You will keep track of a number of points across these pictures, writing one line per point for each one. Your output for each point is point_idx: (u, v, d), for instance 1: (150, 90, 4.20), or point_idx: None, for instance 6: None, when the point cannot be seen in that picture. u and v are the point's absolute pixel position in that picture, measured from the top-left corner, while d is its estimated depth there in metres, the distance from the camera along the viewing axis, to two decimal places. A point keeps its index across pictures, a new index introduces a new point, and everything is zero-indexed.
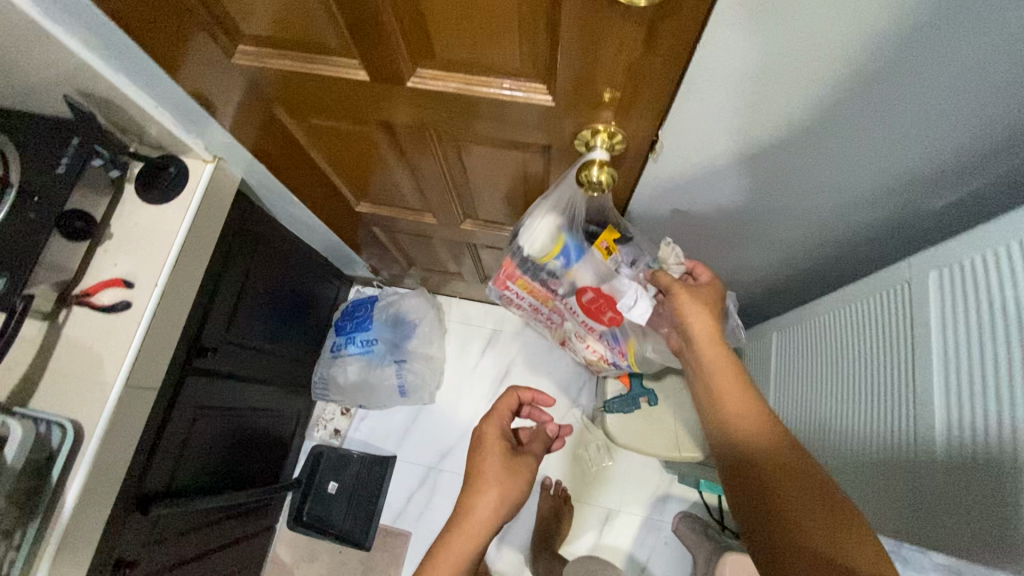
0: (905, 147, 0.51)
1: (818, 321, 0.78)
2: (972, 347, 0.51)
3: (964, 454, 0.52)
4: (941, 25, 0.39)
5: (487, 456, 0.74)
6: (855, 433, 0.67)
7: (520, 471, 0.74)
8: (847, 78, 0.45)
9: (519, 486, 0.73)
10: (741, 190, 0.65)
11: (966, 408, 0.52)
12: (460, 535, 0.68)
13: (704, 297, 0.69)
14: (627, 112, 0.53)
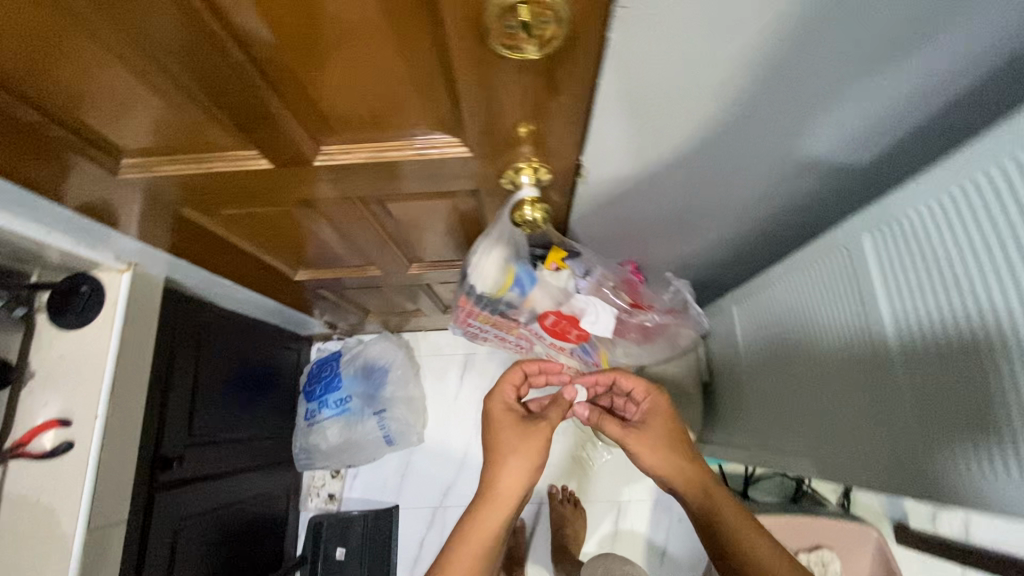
0: (812, 119, 0.53)
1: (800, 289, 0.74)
2: (916, 291, 0.53)
3: (928, 396, 0.52)
4: (822, 12, 0.40)
5: (501, 428, 0.68)
6: (849, 390, 0.64)
7: (534, 437, 0.66)
8: (748, 73, 0.46)
9: (539, 451, 0.66)
10: (676, 188, 0.66)
11: (921, 349, 0.53)
12: (486, 507, 0.64)
13: (657, 424, 0.71)
14: (545, 147, 0.53)
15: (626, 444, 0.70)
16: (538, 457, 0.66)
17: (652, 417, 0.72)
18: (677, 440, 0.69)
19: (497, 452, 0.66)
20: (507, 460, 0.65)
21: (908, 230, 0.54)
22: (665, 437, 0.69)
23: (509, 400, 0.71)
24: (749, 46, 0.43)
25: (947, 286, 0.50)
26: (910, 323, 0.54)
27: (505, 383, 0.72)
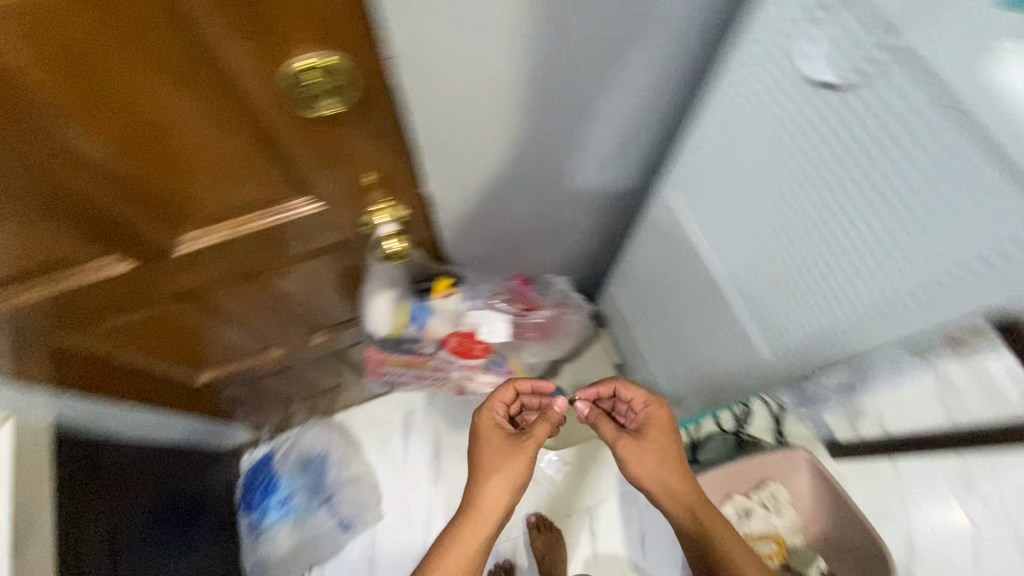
0: (595, 115, 0.63)
1: (697, 262, 0.71)
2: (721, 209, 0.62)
3: (800, 276, 0.58)
4: (550, 34, 0.50)
5: (488, 444, 0.71)
6: (752, 304, 0.67)
7: (517, 457, 0.69)
8: (520, 90, 0.55)
9: (522, 472, 0.68)
10: (526, 201, 0.75)
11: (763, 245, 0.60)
12: (468, 525, 0.65)
13: (655, 433, 0.71)
14: (389, 184, 0.60)
15: (614, 445, 0.71)
16: (520, 480, 0.68)
17: (652, 430, 0.71)
18: (671, 459, 0.69)
19: (482, 472, 0.68)
20: (489, 480, 0.67)
21: (743, 155, 0.55)
22: (658, 449, 0.69)
23: (497, 418, 0.73)
24: (508, 71, 0.52)
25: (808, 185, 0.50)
26: (768, 229, 0.58)
27: (495, 401, 0.75)
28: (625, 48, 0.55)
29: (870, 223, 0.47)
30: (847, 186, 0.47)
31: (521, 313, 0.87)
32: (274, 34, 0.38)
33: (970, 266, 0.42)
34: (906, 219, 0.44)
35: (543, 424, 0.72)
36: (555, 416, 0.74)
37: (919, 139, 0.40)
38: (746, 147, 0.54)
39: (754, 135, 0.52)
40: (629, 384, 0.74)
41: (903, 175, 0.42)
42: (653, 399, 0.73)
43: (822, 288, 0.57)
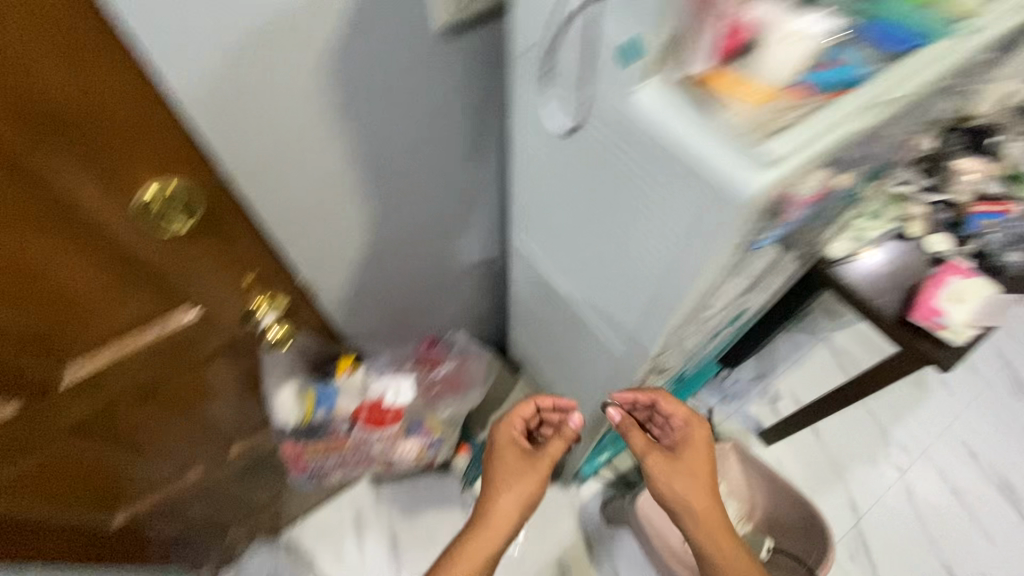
0: (435, 188, 0.75)
1: (549, 288, 0.82)
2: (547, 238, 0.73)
3: (596, 285, 0.68)
4: (368, 135, 0.62)
5: (503, 458, 0.80)
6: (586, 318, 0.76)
7: (531, 471, 0.79)
8: (356, 179, 0.66)
9: (533, 486, 0.77)
10: (398, 271, 0.84)
11: (573, 263, 0.71)
12: (481, 530, 0.73)
13: (685, 451, 0.77)
14: (261, 279, 0.68)
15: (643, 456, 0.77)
16: (531, 493, 0.77)
17: (686, 449, 0.77)
18: (698, 477, 0.75)
19: (499, 484, 0.77)
20: (504, 492, 0.76)
21: (542, 192, 0.67)
22: (688, 468, 0.75)
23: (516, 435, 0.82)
24: (339, 167, 0.63)
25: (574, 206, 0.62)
26: (571, 248, 0.68)
27: (514, 418, 0.84)
28: (438, 132, 0.67)
29: (608, 231, 0.58)
30: (594, 204, 0.58)
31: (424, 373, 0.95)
32: (121, 176, 0.46)
33: (660, 253, 0.52)
34: (622, 218, 0.55)
35: (558, 441, 0.85)
36: (570, 433, 0.86)
37: (603, 159, 0.52)
38: (540, 186, 0.67)
39: (539, 176, 0.65)
40: (669, 404, 0.81)
41: (613, 188, 0.53)
42: (691, 419, 0.80)
43: (615, 293, 0.65)
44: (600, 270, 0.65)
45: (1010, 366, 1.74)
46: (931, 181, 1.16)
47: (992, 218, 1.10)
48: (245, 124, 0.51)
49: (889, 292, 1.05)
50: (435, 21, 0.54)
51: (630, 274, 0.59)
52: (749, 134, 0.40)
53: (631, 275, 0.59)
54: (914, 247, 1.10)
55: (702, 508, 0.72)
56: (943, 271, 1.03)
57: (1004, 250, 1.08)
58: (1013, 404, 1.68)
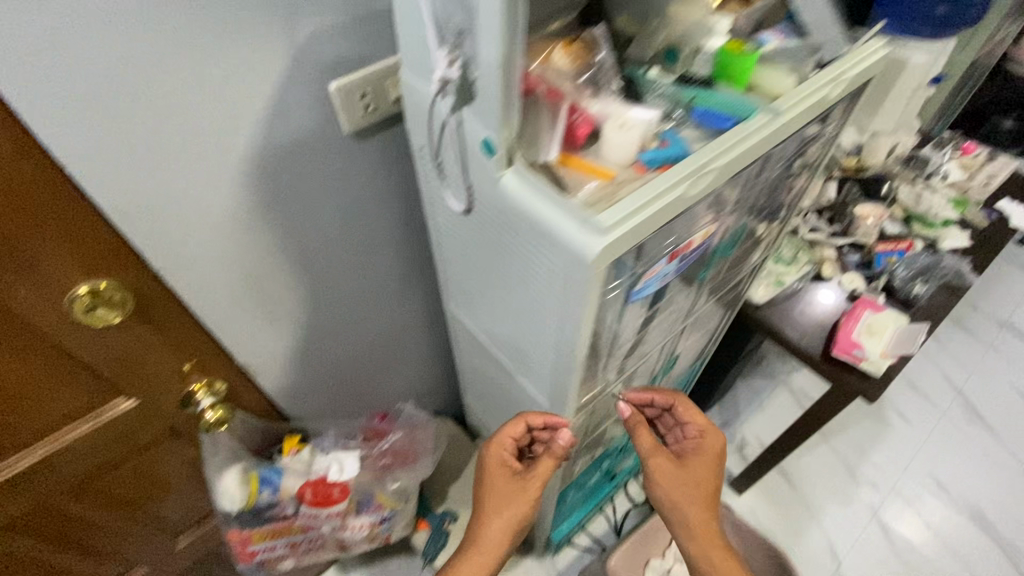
0: (366, 267, 0.81)
1: (484, 352, 0.87)
2: (473, 304, 0.79)
3: (519, 347, 0.73)
4: (291, 223, 0.68)
5: (494, 480, 0.82)
6: (516, 378, 0.81)
7: (519, 496, 0.79)
8: (285, 265, 0.72)
9: (522, 510, 0.79)
10: (337, 347, 0.88)
11: (496, 326, 0.76)
12: (473, 554, 0.76)
13: (693, 459, 0.85)
14: (197, 365, 0.71)
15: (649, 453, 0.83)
16: (520, 516, 0.79)
17: (691, 460, 0.85)
18: (699, 484, 0.82)
19: (492, 506, 0.79)
20: (494, 515, 0.78)
21: (461, 263, 0.74)
22: (691, 478, 0.82)
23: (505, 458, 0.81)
24: (266, 256, 0.68)
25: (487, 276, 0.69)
26: (492, 312, 0.75)
27: (504, 436, 0.82)
28: (362, 219, 0.75)
29: (515, 295, 0.65)
30: (499, 273, 0.65)
31: (369, 444, 0.97)
32: (47, 278, 0.51)
33: (551, 319, 0.59)
34: (519, 285, 0.61)
35: (547, 460, 0.80)
36: (559, 451, 0.78)
37: (494, 235, 0.59)
38: (458, 258, 0.73)
39: (456, 250, 0.72)
40: (688, 411, 0.87)
41: (506, 259, 0.60)
42: (708, 430, 0.86)
43: (532, 351, 0.70)
44: (517, 331, 0.71)
45: (960, 392, 1.81)
46: (837, 227, 1.27)
47: (897, 254, 1.22)
48: (172, 228, 0.57)
49: (813, 330, 1.12)
50: (343, 126, 0.62)
51: (536, 333, 0.65)
52: (586, 204, 0.47)
53: (538, 333, 0.65)
54: (830, 287, 1.19)
55: (695, 513, 0.80)
56: (857, 305, 1.11)
57: (910, 283, 1.17)
58: (970, 430, 1.73)
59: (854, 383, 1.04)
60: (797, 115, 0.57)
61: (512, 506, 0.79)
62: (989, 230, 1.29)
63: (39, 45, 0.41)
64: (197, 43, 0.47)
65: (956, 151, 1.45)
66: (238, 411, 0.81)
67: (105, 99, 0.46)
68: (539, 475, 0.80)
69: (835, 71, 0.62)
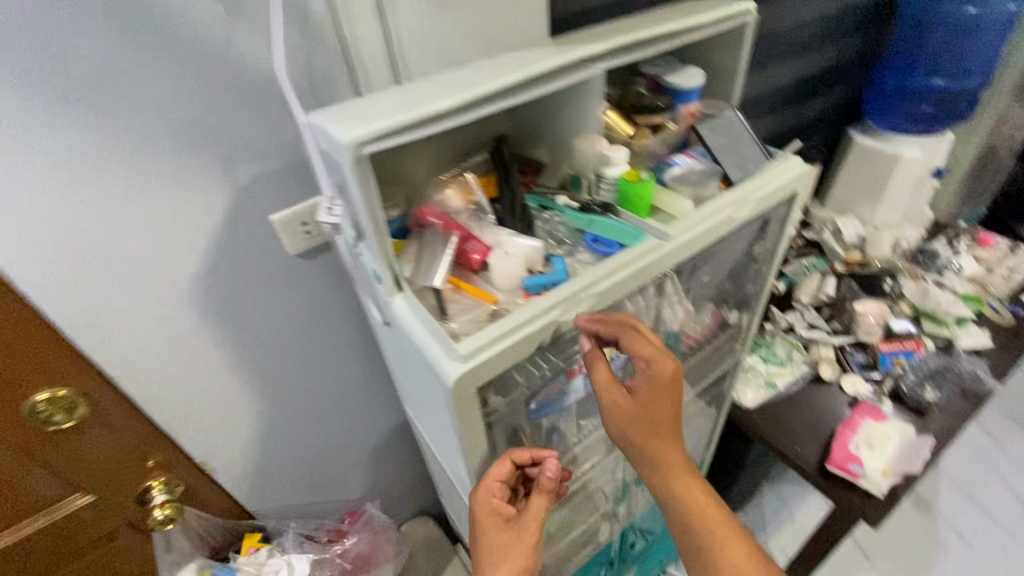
0: (324, 373, 0.86)
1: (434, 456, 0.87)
2: (415, 409, 0.81)
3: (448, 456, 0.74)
4: (245, 335, 0.74)
5: (484, 531, 0.70)
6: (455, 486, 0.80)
7: (517, 543, 0.70)
8: (241, 372, 0.77)
9: (522, 561, 0.69)
10: (302, 446, 0.92)
11: (431, 433, 0.78)
12: None
13: (648, 391, 0.59)
14: (154, 464, 0.77)
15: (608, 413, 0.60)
16: (520, 566, 0.69)
17: (654, 399, 0.60)
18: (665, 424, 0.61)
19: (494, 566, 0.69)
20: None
21: (398, 371, 0.77)
22: (654, 411, 0.60)
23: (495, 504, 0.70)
24: (221, 364, 0.75)
25: (413, 388, 0.71)
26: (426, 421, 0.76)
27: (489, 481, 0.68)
28: (317, 330, 0.81)
29: (430, 409, 0.67)
30: (417, 385, 0.68)
31: (325, 547, 0.97)
32: (10, 386, 0.60)
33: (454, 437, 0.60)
34: (429, 399, 0.64)
35: (539, 497, 0.72)
36: (549, 486, 0.70)
37: (403, 353, 0.63)
38: (396, 366, 0.77)
39: (392, 359, 0.76)
40: (642, 337, 0.57)
41: (417, 376, 0.63)
42: (657, 358, 0.57)
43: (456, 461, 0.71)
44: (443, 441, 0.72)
45: None
46: (837, 325, 1.21)
47: (904, 355, 1.12)
48: (126, 339, 0.65)
49: (809, 437, 1.03)
50: (287, 251, 0.70)
51: (452, 446, 0.66)
52: (454, 334, 0.51)
53: (452, 445, 0.66)
54: (830, 389, 1.11)
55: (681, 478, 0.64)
56: (857, 414, 1.02)
57: (920, 387, 1.07)
58: None
59: (854, 501, 0.94)
60: (688, 240, 0.60)
61: (511, 556, 0.69)
62: (1012, 328, 1.19)
63: (9, 199, 0.51)
64: (143, 193, 0.58)
65: (973, 243, 1.37)
66: (190, 508, 0.84)
67: (63, 240, 0.56)
68: (535, 514, 0.72)
69: (740, 193, 0.64)
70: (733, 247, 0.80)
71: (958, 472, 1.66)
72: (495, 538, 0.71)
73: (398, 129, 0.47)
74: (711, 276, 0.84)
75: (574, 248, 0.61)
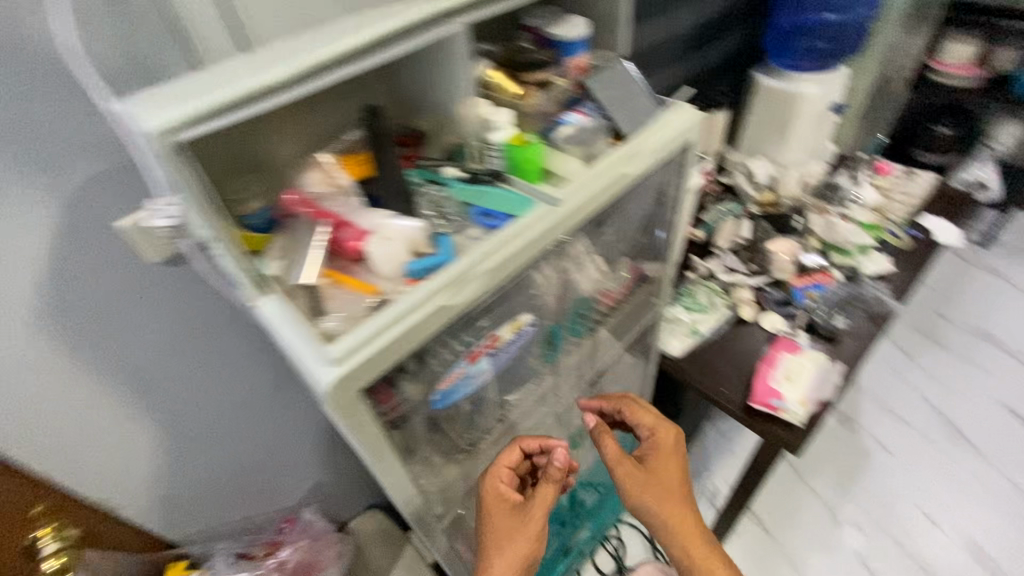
0: (223, 386, 0.79)
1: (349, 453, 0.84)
2: None
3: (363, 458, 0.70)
4: (116, 360, 0.66)
5: (491, 513, 0.75)
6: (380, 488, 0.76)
7: (520, 529, 0.72)
8: (121, 401, 0.69)
9: (522, 549, 0.70)
10: (215, 466, 0.86)
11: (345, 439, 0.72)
12: None
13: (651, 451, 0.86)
14: (38, 513, 0.68)
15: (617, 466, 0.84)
16: (521, 552, 0.70)
17: (654, 456, 0.85)
18: (667, 480, 0.82)
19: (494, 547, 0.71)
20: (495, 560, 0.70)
21: None
22: (656, 466, 0.84)
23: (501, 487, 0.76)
24: (94, 395, 0.66)
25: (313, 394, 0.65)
26: None
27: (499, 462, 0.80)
28: (205, 343, 0.73)
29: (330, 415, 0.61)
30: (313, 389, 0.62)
31: (259, 563, 0.93)
32: None
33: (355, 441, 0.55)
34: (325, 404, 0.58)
35: (546, 488, 0.76)
36: (556, 474, 0.76)
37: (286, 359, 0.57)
38: None
39: None
40: (636, 412, 0.89)
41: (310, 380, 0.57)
42: (654, 424, 0.88)
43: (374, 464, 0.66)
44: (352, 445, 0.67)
45: (942, 413, 1.71)
46: (755, 266, 1.24)
47: (815, 288, 1.17)
48: None
49: (734, 377, 1.06)
50: (147, 258, 0.60)
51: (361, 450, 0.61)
52: (327, 334, 0.46)
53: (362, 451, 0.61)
54: (751, 329, 1.15)
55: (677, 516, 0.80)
56: (775, 350, 1.06)
57: (831, 317, 1.12)
58: (956, 452, 1.62)
59: (778, 433, 0.98)
60: (580, 203, 0.57)
61: (513, 540, 0.71)
62: (908, 250, 1.26)
63: None
64: None
65: (872, 173, 1.44)
66: (89, 552, 0.76)
67: None
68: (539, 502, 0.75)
69: (630, 147, 0.62)
70: (638, 195, 0.77)
71: (876, 387, 1.80)
72: (501, 523, 0.74)
73: (219, 108, 0.41)
74: (619, 235, 0.82)
75: (464, 222, 0.56)
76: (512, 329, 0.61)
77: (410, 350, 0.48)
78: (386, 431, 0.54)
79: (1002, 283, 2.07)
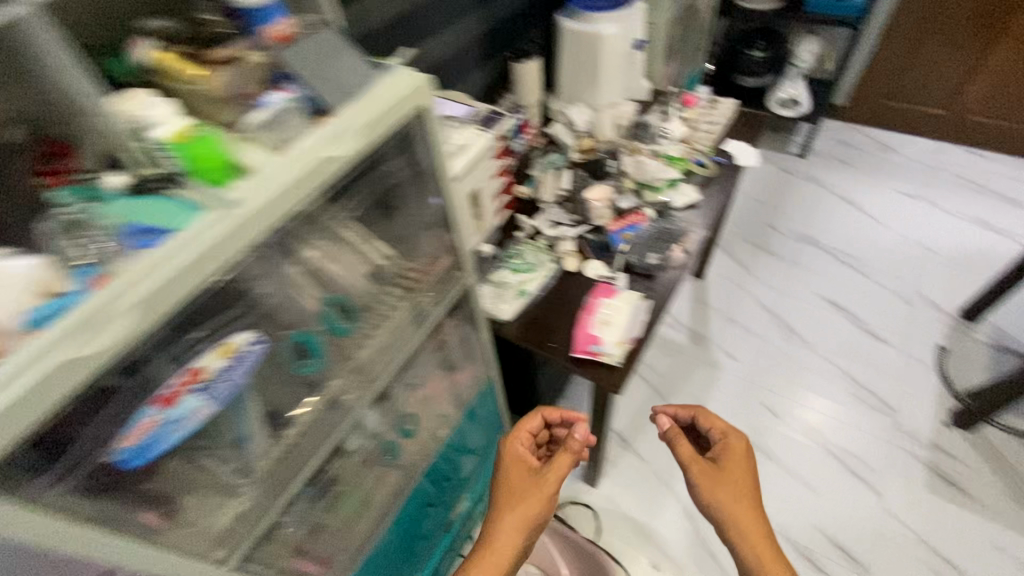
0: None
1: None
2: None
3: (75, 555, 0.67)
4: None
5: (509, 473, 0.99)
6: None
7: (535, 489, 0.96)
8: None
9: (535, 504, 0.94)
10: None
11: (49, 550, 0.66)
12: (486, 549, 0.89)
13: (724, 456, 0.93)
14: None
15: (691, 463, 0.93)
16: (535, 507, 0.93)
17: (727, 459, 0.93)
18: (738, 482, 0.90)
19: (510, 497, 0.94)
20: (510, 508, 0.93)
21: None
22: (726, 469, 0.92)
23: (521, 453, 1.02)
24: None
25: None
26: None
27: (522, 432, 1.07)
28: None
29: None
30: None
31: None
32: None
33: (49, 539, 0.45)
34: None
35: (563, 457, 1.00)
36: (575, 445, 1.01)
37: None
38: None
39: None
40: (707, 419, 0.99)
41: None
42: (727, 432, 0.96)
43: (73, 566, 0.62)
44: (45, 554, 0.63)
45: (777, 315, 1.90)
46: (577, 217, 1.26)
47: (630, 229, 1.21)
48: None
49: (560, 332, 1.07)
50: None
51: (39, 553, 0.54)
52: None
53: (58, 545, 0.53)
54: (576, 280, 1.16)
55: (734, 508, 0.87)
56: (593, 297, 1.09)
57: (646, 256, 1.16)
58: (791, 349, 1.81)
59: (602, 380, 0.99)
60: (265, 200, 0.50)
61: (528, 500, 0.94)
62: (714, 177, 1.32)
63: None
64: None
65: (680, 107, 1.48)
66: None
67: None
68: (556, 468, 0.98)
69: (333, 126, 0.55)
70: (379, 172, 0.70)
71: (722, 303, 1.96)
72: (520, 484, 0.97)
73: None
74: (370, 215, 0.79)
75: (117, 241, 0.46)
76: (224, 355, 0.53)
77: (21, 439, 0.38)
78: (60, 509, 0.44)
79: (819, 189, 2.29)
